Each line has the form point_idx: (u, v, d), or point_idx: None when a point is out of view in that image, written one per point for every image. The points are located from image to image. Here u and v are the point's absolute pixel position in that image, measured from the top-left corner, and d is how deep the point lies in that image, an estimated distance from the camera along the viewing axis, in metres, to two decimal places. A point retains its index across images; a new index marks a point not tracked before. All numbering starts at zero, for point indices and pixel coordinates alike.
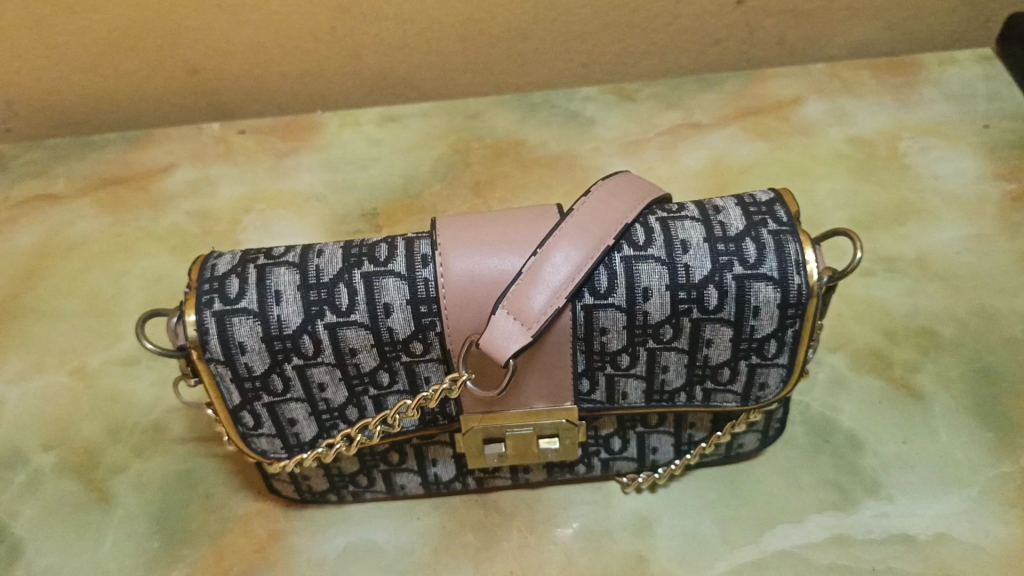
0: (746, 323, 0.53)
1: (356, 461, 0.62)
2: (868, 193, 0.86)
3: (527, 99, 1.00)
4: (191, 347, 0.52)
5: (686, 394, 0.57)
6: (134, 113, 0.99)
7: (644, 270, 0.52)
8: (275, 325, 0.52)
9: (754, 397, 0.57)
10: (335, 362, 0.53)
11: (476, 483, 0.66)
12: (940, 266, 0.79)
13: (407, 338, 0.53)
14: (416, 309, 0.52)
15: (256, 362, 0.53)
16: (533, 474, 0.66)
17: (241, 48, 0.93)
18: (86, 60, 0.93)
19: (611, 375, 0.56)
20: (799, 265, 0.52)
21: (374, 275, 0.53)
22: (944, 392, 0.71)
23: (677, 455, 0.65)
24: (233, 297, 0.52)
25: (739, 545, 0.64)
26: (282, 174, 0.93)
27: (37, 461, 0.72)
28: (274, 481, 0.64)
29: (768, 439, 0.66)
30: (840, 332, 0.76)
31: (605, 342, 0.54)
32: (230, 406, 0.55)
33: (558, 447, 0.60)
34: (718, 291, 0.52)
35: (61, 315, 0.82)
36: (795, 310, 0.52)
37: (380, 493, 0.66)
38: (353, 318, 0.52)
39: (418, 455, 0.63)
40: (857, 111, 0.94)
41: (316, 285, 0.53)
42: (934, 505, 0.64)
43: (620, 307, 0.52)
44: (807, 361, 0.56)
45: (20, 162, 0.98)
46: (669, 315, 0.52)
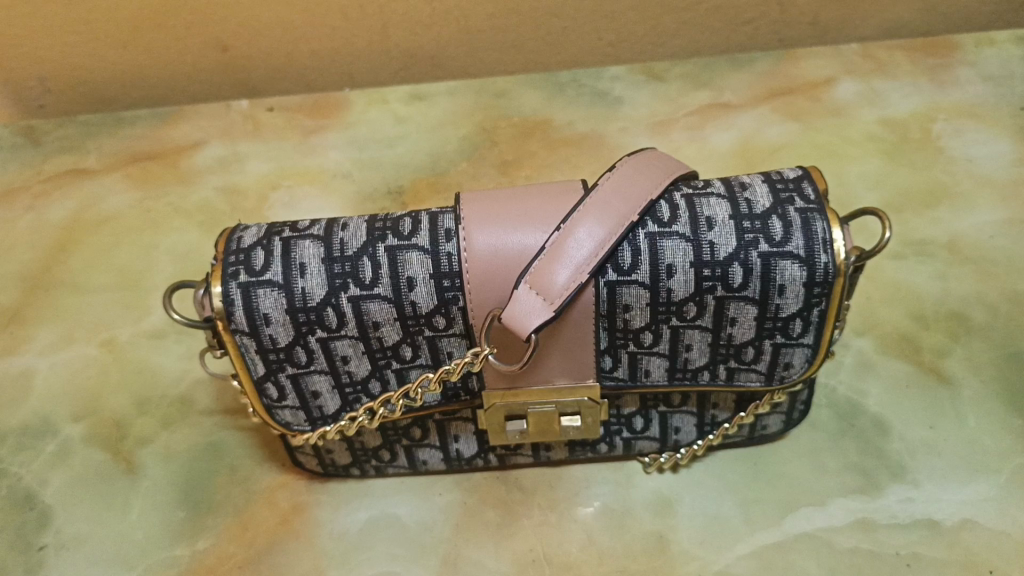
0: (771, 301, 0.52)
1: (380, 436, 0.63)
2: (899, 175, 0.84)
3: (555, 78, 0.99)
4: (218, 318, 0.52)
5: (710, 372, 0.57)
6: (165, 91, 1.00)
7: (668, 246, 0.52)
8: (300, 298, 0.52)
9: (778, 377, 0.57)
10: (358, 335, 0.53)
11: (497, 460, 0.66)
12: (972, 250, 0.78)
13: (429, 312, 0.53)
14: (439, 283, 0.52)
15: (280, 334, 0.53)
16: (555, 451, 0.66)
17: (270, 27, 0.93)
18: (118, 36, 0.93)
19: (633, 353, 0.56)
20: (826, 244, 0.51)
21: (397, 248, 0.53)
22: (974, 377, 0.70)
23: (700, 436, 0.65)
24: (259, 269, 0.53)
25: (761, 527, 0.63)
26: (310, 151, 0.94)
27: (66, 431, 0.73)
28: (297, 455, 0.65)
29: (792, 421, 0.65)
30: (868, 315, 0.75)
31: (628, 320, 0.54)
32: (255, 377, 0.55)
33: (580, 425, 0.60)
34: (743, 268, 0.51)
35: (91, 288, 0.83)
36: (822, 289, 0.52)
37: (402, 469, 0.67)
38: (377, 291, 0.52)
39: (440, 431, 0.63)
40: (890, 92, 0.92)
41: (340, 258, 0.53)
42: (960, 491, 0.64)
43: (643, 284, 0.52)
44: (833, 341, 0.55)
45: (52, 137, 0.99)
46: (692, 292, 0.52)
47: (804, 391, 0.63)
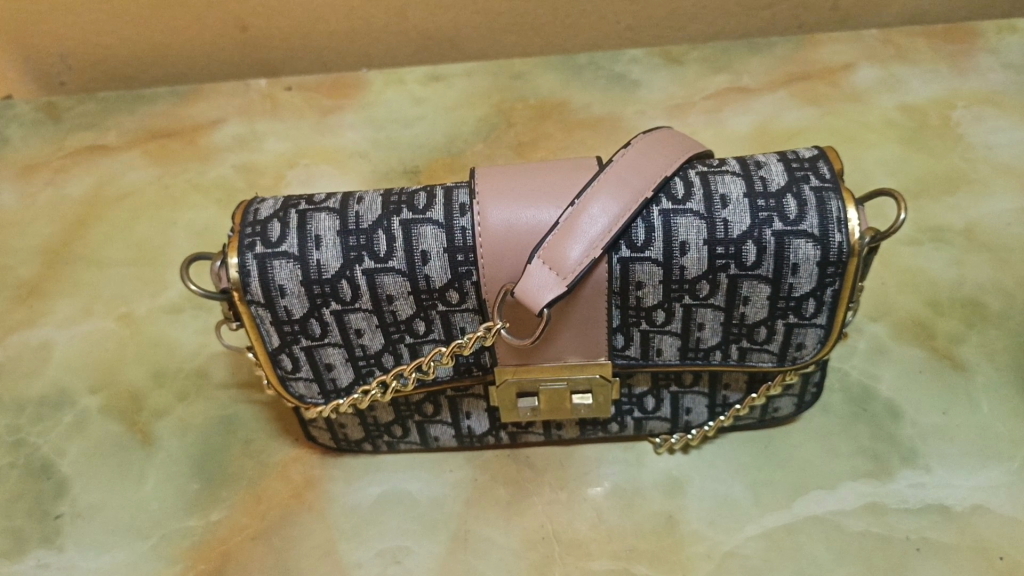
0: (785, 280, 0.52)
1: (393, 411, 0.63)
2: (917, 161, 0.84)
3: (573, 61, 0.99)
4: (234, 289, 0.53)
5: (721, 352, 0.57)
6: (185, 69, 1.00)
7: (682, 224, 0.52)
8: (315, 270, 0.53)
9: (790, 358, 0.57)
10: (372, 308, 0.54)
11: (508, 438, 0.67)
12: (989, 237, 0.77)
13: (443, 286, 0.53)
14: (453, 258, 0.53)
15: (295, 305, 0.54)
16: (566, 430, 0.66)
17: (289, 6, 0.94)
18: (138, 14, 0.94)
19: (645, 331, 0.56)
20: (841, 223, 0.51)
21: (412, 222, 0.53)
22: (988, 363, 0.70)
23: (711, 416, 0.65)
24: (275, 241, 0.53)
25: (772, 509, 0.64)
26: (327, 130, 0.94)
27: (84, 403, 0.74)
28: (310, 430, 0.66)
29: (804, 403, 0.65)
30: (883, 300, 0.75)
31: (641, 297, 0.54)
32: (270, 349, 0.56)
33: (591, 403, 0.60)
34: (757, 247, 0.51)
35: (110, 263, 0.84)
36: (836, 269, 0.52)
37: (414, 445, 0.67)
38: (391, 265, 0.52)
39: (452, 407, 0.63)
40: (910, 78, 0.92)
41: (355, 231, 0.53)
42: (972, 477, 0.64)
43: (656, 261, 0.52)
44: (846, 322, 0.55)
45: (71, 112, 1.00)
46: (705, 270, 0.52)
47: (817, 372, 0.63)
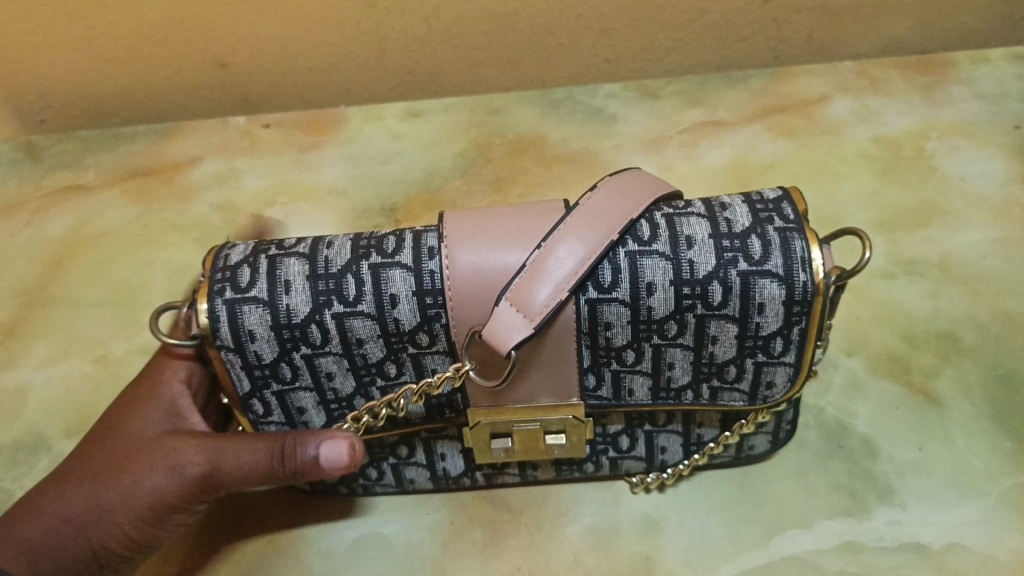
0: (751, 319, 0.52)
1: (368, 454, 0.63)
2: (891, 194, 0.84)
3: (549, 96, 1.00)
4: (203, 335, 0.53)
5: (693, 391, 0.57)
6: (164, 107, 1.01)
7: (648, 265, 0.52)
8: (284, 315, 0.53)
9: (762, 396, 0.57)
10: (342, 351, 0.54)
11: (484, 479, 0.67)
12: (963, 270, 0.78)
13: (413, 329, 0.53)
14: (422, 301, 0.53)
15: (265, 350, 0.54)
16: (541, 470, 0.66)
17: (266, 44, 0.94)
18: (116, 53, 0.94)
19: (616, 371, 0.56)
20: (805, 262, 0.51)
21: (381, 266, 0.53)
22: (963, 398, 0.70)
23: (686, 455, 0.65)
24: (244, 286, 0.53)
25: (748, 548, 0.64)
26: (305, 167, 0.94)
27: (59, 447, 0.73)
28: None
29: (778, 441, 0.65)
30: (858, 334, 0.75)
31: (610, 338, 0.54)
32: (241, 393, 0.56)
33: (565, 443, 0.60)
34: (722, 287, 0.52)
35: (87, 304, 0.84)
36: (802, 308, 0.52)
37: (391, 488, 0.67)
38: (360, 308, 0.53)
39: (427, 449, 0.63)
40: (884, 110, 0.92)
41: (324, 275, 0.53)
42: (947, 514, 0.64)
43: (623, 302, 0.52)
44: (815, 360, 0.55)
45: (49, 151, 1.00)
46: (673, 310, 0.52)
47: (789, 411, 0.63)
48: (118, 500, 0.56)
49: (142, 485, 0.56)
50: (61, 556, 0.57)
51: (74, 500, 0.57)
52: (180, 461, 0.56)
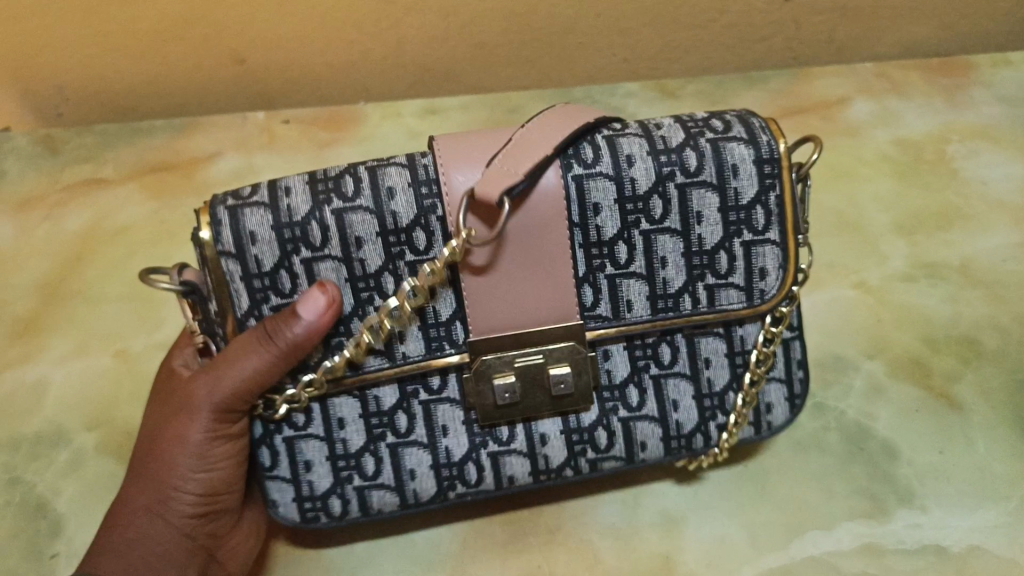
0: (729, 185, 0.57)
1: (361, 431, 0.58)
2: (912, 198, 0.84)
3: (567, 95, 1.00)
4: (203, 241, 0.53)
5: (690, 296, 0.58)
6: (183, 101, 1.00)
7: (625, 142, 0.57)
8: (285, 215, 0.54)
9: (757, 294, 0.59)
10: (341, 254, 0.54)
11: (492, 469, 0.59)
12: (985, 274, 0.78)
13: (411, 224, 0.54)
14: (418, 192, 0.54)
15: (265, 255, 0.54)
16: (555, 455, 0.60)
17: (286, 40, 0.94)
18: (135, 48, 0.93)
19: (612, 278, 0.57)
20: (764, 129, 0.58)
21: (375, 168, 0.56)
22: (984, 403, 0.70)
23: (702, 422, 0.61)
24: (246, 196, 0.55)
25: (769, 550, 0.64)
26: (323, 165, 0.94)
27: (79, 440, 0.74)
28: (267, 484, 0.58)
29: (795, 402, 0.63)
30: (879, 337, 0.75)
31: (601, 227, 0.56)
32: (238, 314, 0.55)
33: (570, 376, 0.57)
34: (696, 153, 0.57)
35: (106, 299, 0.84)
36: (772, 166, 0.57)
37: (387, 496, 0.59)
38: (359, 203, 0.54)
39: (426, 417, 0.59)
40: (905, 112, 0.91)
41: (323, 180, 0.55)
42: (968, 518, 0.64)
43: (608, 176, 0.55)
44: (799, 245, 0.59)
45: (69, 145, 0.99)
46: (655, 183, 0.56)
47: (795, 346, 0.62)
48: (169, 473, 0.57)
49: (180, 443, 0.57)
50: (174, 547, 0.58)
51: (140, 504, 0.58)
52: (193, 410, 0.56)
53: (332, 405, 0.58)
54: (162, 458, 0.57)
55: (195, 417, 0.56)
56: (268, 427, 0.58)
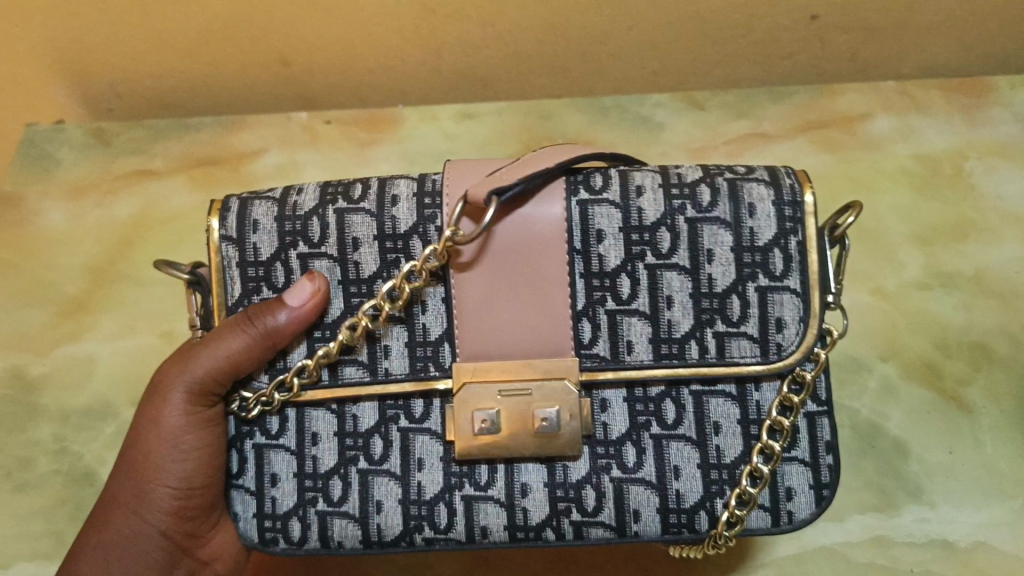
0: (745, 226, 0.57)
1: (333, 452, 0.58)
2: (930, 209, 0.86)
3: (598, 103, 1.02)
4: (212, 222, 0.60)
5: (697, 343, 0.56)
6: (229, 101, 1.02)
7: (639, 174, 0.58)
8: (290, 209, 0.60)
9: (774, 349, 0.56)
10: (337, 254, 0.58)
11: (463, 515, 0.57)
12: (998, 283, 0.80)
13: (407, 232, 0.58)
14: (421, 201, 0.58)
15: (264, 244, 0.59)
16: (534, 509, 0.57)
17: (328, 46, 0.95)
18: (181, 49, 0.94)
19: (611, 314, 0.57)
20: (789, 174, 0.58)
21: (388, 179, 0.61)
22: (992, 405, 0.74)
23: (707, 497, 0.57)
24: (266, 193, 0.61)
25: (781, 536, 0.69)
26: (364, 164, 1.00)
27: (124, 415, 0.82)
28: (233, 492, 0.60)
29: (821, 497, 0.57)
30: (894, 340, 0.78)
31: (603, 256, 0.57)
32: (229, 303, 0.60)
33: (557, 420, 0.56)
34: (710, 190, 0.57)
35: (152, 281, 0.88)
36: (792, 211, 0.57)
37: (348, 526, 0.58)
38: (361, 206, 0.59)
39: (403, 448, 0.58)
40: (924, 128, 0.94)
41: (336, 185, 0.61)
42: (973, 514, 0.69)
43: (614, 204, 0.57)
44: (823, 304, 0.57)
45: (120, 136, 1.02)
46: (664, 214, 0.57)
47: (825, 427, 0.58)
48: (158, 470, 0.61)
49: (162, 438, 0.60)
50: (147, 539, 0.62)
51: (129, 508, 0.62)
52: (167, 396, 0.59)
53: (308, 418, 0.59)
54: (143, 446, 0.61)
55: (169, 405, 0.59)
56: (242, 429, 0.60)
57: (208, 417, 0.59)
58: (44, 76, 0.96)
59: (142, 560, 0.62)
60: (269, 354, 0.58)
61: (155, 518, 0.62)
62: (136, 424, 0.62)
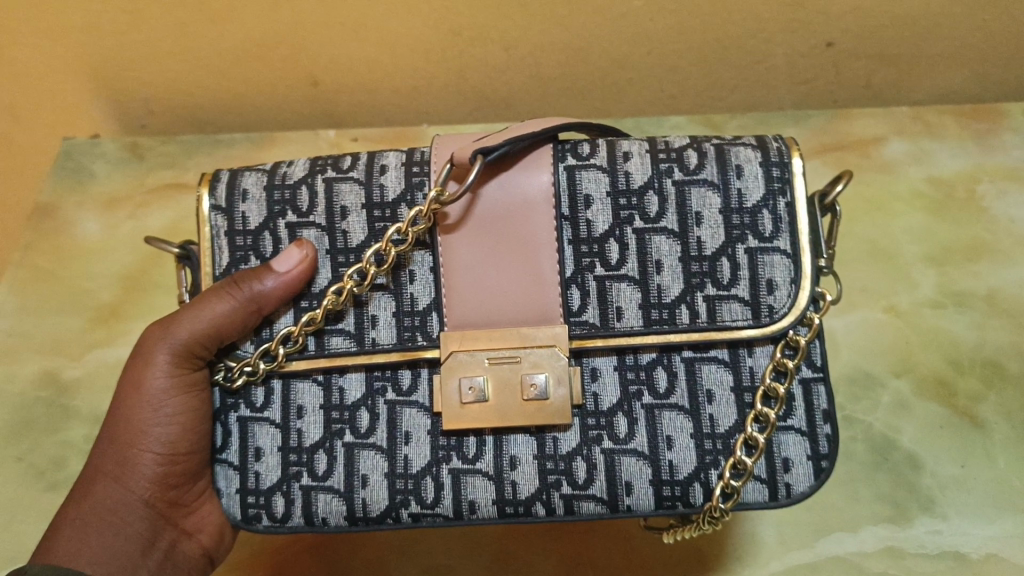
0: (732, 186, 0.59)
1: (318, 426, 0.60)
2: (943, 230, 0.88)
3: (618, 125, 1.05)
4: (203, 193, 0.63)
5: (687, 307, 0.58)
6: (257, 118, 1.04)
7: (626, 144, 0.61)
8: (279, 180, 0.63)
9: (765, 311, 0.57)
10: (325, 223, 0.61)
11: (451, 489, 0.58)
12: (1010, 303, 0.82)
13: (394, 199, 0.61)
14: (409, 170, 0.62)
15: (253, 213, 0.63)
16: (523, 483, 0.58)
17: (355, 65, 0.97)
18: (211, 70, 0.97)
19: (601, 280, 0.58)
20: (774, 139, 0.61)
21: (377, 153, 0.64)
22: (1006, 422, 0.75)
23: (701, 469, 0.57)
24: (260, 167, 0.66)
25: (795, 547, 0.71)
26: None
27: None
28: (216, 468, 0.61)
29: (819, 470, 0.56)
30: (907, 356, 0.80)
31: (591, 221, 0.59)
32: (217, 271, 0.63)
33: (547, 387, 0.57)
34: (697, 155, 0.60)
35: None
36: (778, 171, 0.59)
37: (333, 502, 0.59)
38: (350, 176, 0.62)
39: (389, 420, 0.60)
40: (938, 152, 0.96)
41: (327, 160, 0.65)
42: (985, 527, 0.70)
43: (601, 169, 0.60)
44: (812, 264, 0.58)
45: (154, 151, 1.05)
46: (651, 177, 0.59)
47: (822, 395, 0.58)
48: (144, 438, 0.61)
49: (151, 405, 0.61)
50: (131, 510, 0.62)
51: (114, 477, 0.61)
52: (150, 358, 0.60)
53: (293, 392, 0.61)
54: (126, 413, 0.62)
55: (152, 368, 0.60)
56: (226, 402, 0.62)
57: (194, 381, 0.61)
58: (83, 96, 0.99)
59: (126, 530, 0.61)
60: (254, 320, 0.60)
61: (137, 487, 0.62)
62: (118, 397, 0.63)
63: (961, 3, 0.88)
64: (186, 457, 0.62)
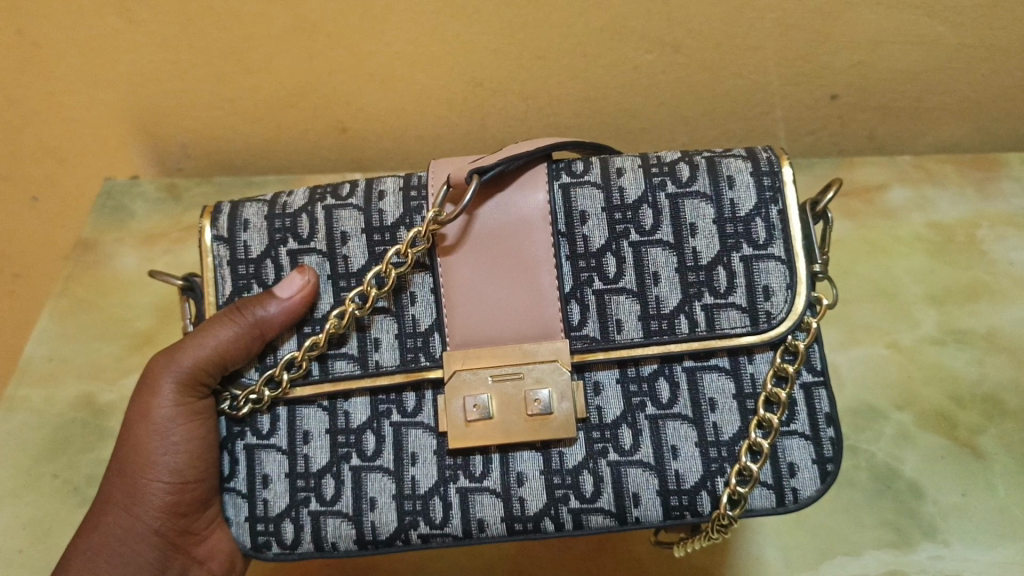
0: (725, 197, 0.62)
1: (324, 451, 0.63)
2: (945, 273, 0.92)
3: None
4: (206, 224, 0.67)
5: (686, 318, 0.61)
6: (287, 163, 1.10)
7: (618, 159, 0.66)
8: (280, 209, 0.67)
9: (762, 318, 0.60)
10: (326, 249, 0.65)
11: (458, 508, 0.61)
12: (1009, 342, 0.85)
13: (393, 223, 0.65)
14: (407, 194, 0.66)
15: (254, 242, 0.67)
16: (531, 498, 0.60)
17: (383, 114, 1.02)
18: (245, 118, 1.02)
19: (599, 294, 0.62)
20: (763, 150, 0.65)
21: (374, 180, 0.68)
22: (1006, 454, 0.78)
23: (707, 477, 0.60)
24: (260, 197, 0.70)
25: (800, 570, 0.74)
26: None
27: None
28: (225, 496, 0.64)
29: (826, 475, 0.59)
30: (909, 392, 0.83)
31: (589, 236, 0.63)
32: (219, 300, 0.66)
33: (549, 402, 0.60)
34: (689, 168, 0.64)
35: None
36: (769, 178, 0.62)
37: (342, 526, 0.62)
38: (349, 203, 0.66)
39: (395, 443, 0.62)
40: (939, 200, 1.00)
41: (324, 188, 0.69)
42: (986, 553, 0.73)
43: (595, 185, 0.64)
44: (807, 269, 0.61)
45: (191, 192, 1.11)
46: (645, 191, 0.63)
47: (824, 400, 0.60)
48: (151, 470, 0.64)
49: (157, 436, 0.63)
50: (141, 539, 0.64)
51: (124, 509, 0.64)
52: (157, 387, 0.63)
53: (299, 417, 0.64)
54: (136, 442, 0.64)
55: (160, 398, 0.63)
56: (233, 431, 0.65)
57: (197, 410, 0.63)
58: (125, 138, 1.05)
59: (134, 558, 0.64)
60: (257, 346, 0.63)
61: (147, 516, 0.64)
62: (127, 431, 0.65)
63: (960, 58, 0.93)
64: (192, 487, 0.63)
